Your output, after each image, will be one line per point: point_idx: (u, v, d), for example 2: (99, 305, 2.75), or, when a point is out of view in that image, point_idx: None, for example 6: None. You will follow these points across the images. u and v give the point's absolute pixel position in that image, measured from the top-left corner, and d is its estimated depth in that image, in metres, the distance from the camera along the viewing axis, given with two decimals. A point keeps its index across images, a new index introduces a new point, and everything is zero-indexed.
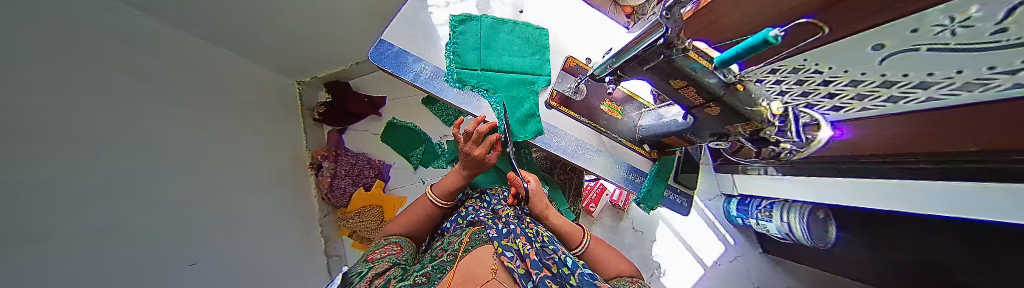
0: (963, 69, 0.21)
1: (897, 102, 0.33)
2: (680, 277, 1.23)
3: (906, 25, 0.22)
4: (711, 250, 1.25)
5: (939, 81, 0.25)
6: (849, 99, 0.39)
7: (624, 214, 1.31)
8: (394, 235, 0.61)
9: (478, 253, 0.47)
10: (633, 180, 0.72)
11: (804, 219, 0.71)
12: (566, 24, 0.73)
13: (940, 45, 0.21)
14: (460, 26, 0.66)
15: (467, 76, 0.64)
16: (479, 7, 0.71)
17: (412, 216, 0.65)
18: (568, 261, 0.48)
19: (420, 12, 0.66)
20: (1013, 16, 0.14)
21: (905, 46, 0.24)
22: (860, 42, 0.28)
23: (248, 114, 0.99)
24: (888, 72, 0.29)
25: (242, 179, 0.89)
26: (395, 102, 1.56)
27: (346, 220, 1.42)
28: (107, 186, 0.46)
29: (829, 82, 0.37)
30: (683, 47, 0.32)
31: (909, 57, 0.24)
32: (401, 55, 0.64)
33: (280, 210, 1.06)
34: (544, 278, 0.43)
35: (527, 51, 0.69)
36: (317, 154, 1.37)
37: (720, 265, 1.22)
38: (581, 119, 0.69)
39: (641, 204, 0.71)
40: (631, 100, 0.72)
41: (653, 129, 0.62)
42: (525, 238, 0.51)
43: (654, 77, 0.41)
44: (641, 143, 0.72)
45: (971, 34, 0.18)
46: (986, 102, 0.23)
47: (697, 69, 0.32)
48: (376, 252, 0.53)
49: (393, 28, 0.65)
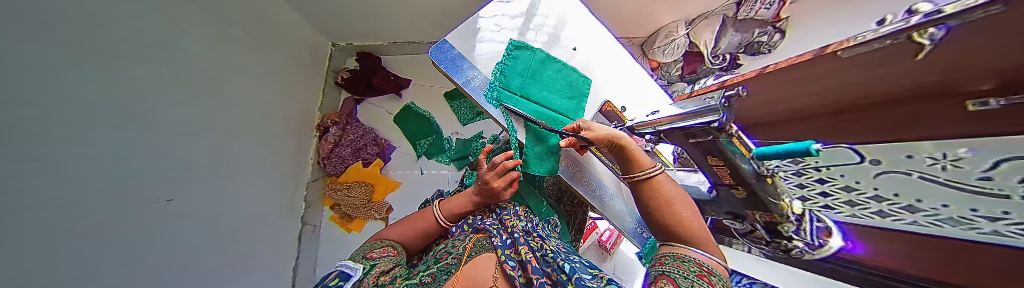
0: (947, 203, 0.22)
1: (885, 218, 0.31)
2: None
3: (902, 149, 0.23)
4: None
5: (923, 208, 0.25)
6: (840, 203, 0.37)
7: (609, 256, 1.28)
8: (390, 240, 0.60)
9: (482, 263, 0.51)
10: (641, 233, 0.71)
11: None
12: (609, 67, 0.75)
13: (932, 176, 0.22)
14: (516, 51, 0.69)
15: (504, 97, 0.66)
16: (531, 27, 0.74)
17: (412, 224, 0.63)
18: (566, 267, 0.46)
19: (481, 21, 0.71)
20: (998, 168, 0.15)
21: (901, 168, 0.25)
22: (856, 151, 0.29)
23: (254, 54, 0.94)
24: (883, 188, 0.29)
25: (226, 119, 0.83)
26: (420, 88, 1.57)
27: (334, 190, 1.38)
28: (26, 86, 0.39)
29: (824, 182, 0.37)
30: (731, 132, 0.39)
31: (906, 179, 0.25)
32: (457, 59, 0.68)
33: (257, 161, 0.99)
34: (544, 283, 0.45)
35: (566, 93, 0.71)
36: (327, 117, 1.36)
37: None
38: (605, 159, 0.71)
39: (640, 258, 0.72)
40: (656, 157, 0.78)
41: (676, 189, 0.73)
42: (528, 247, 0.52)
43: (696, 150, 0.49)
44: None
45: (960, 175, 0.19)
46: (937, 236, 0.25)
47: (737, 151, 0.40)
48: (374, 252, 0.55)
49: (455, 32, 0.71)
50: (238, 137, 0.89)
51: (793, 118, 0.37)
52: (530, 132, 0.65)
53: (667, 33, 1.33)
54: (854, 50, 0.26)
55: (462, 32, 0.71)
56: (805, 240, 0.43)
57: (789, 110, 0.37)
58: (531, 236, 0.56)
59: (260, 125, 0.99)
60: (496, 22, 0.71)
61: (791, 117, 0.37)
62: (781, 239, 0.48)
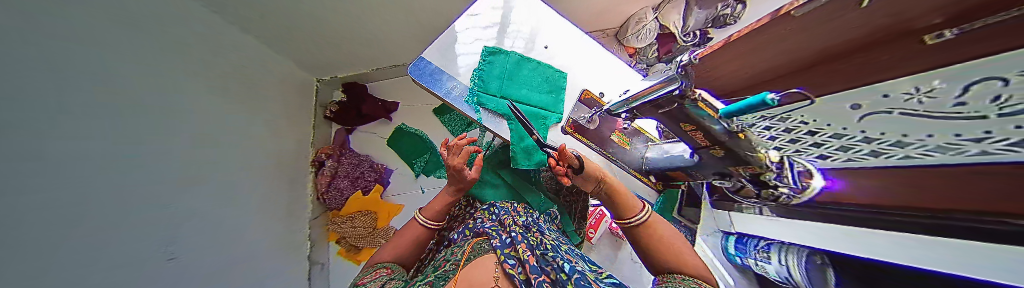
0: (932, 133, 0.23)
1: (877, 158, 0.32)
2: None
3: (880, 89, 0.24)
4: None
5: (912, 142, 0.26)
6: (833, 149, 0.38)
7: (623, 243, 1.26)
8: (385, 260, 0.58)
9: (479, 265, 0.49)
10: None
11: (805, 265, 0.49)
12: (583, 59, 0.78)
13: (910, 110, 0.23)
14: (490, 57, 0.72)
15: (486, 100, 0.68)
16: (505, 34, 0.76)
17: (403, 240, 0.61)
18: (566, 267, 0.48)
19: (454, 36, 0.73)
20: (972, 90, 0.16)
21: (881, 108, 0.26)
22: (839, 99, 0.29)
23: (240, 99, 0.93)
24: (868, 129, 0.30)
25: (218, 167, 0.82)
26: (409, 108, 1.59)
27: (336, 223, 1.34)
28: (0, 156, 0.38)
29: (814, 133, 0.38)
30: (695, 97, 0.37)
31: (886, 118, 0.26)
32: (436, 73, 0.70)
33: (255, 205, 0.96)
34: (543, 282, 0.45)
35: (545, 88, 0.73)
36: (320, 151, 1.35)
37: None
38: (592, 145, 0.72)
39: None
40: (639, 133, 0.73)
41: (658, 163, 0.65)
42: (525, 245, 0.52)
43: (666, 119, 0.46)
44: (646, 174, 0.72)
45: (936, 104, 0.20)
46: (929, 166, 0.26)
47: (706, 117, 0.38)
48: (366, 278, 0.52)
49: (432, 48, 0.72)
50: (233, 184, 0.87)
51: (776, 73, 0.37)
52: (514, 130, 0.67)
53: (638, 20, 1.33)
54: (804, 8, 0.27)
55: (438, 47, 0.72)
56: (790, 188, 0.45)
57: (770, 67, 0.37)
58: (531, 235, 0.56)
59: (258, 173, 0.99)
60: (470, 34, 0.74)
61: (771, 77, 0.38)
62: (768, 189, 0.50)
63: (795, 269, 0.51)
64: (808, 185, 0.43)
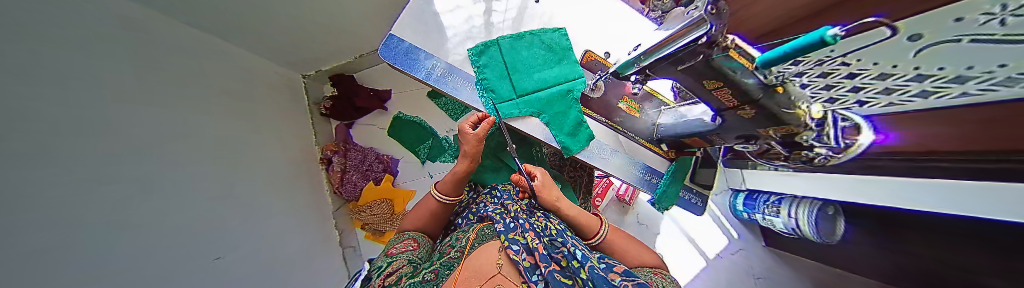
0: (1006, 63, 0.17)
1: (927, 98, 0.28)
2: (684, 276, 1.18)
3: (955, 10, 0.18)
4: (709, 242, 1.20)
5: (976, 75, 0.21)
6: (875, 93, 0.33)
7: (629, 208, 1.31)
8: (412, 231, 0.62)
9: (481, 252, 0.49)
10: (649, 180, 0.70)
11: (814, 216, 0.59)
12: (583, 17, 0.69)
13: (985, 37, 0.17)
14: (481, 58, 0.63)
15: (507, 108, 0.63)
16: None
17: (423, 212, 0.64)
18: (577, 253, 0.45)
19: (429, 4, 0.64)
20: None
21: (948, 36, 0.19)
22: (903, 26, 0.23)
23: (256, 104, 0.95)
24: (922, 65, 0.24)
25: (258, 171, 0.89)
26: (405, 96, 1.54)
27: (358, 212, 1.44)
28: (113, 177, 0.44)
29: (854, 75, 0.32)
30: (727, 44, 0.27)
31: (949, 49, 0.20)
32: (411, 51, 0.62)
33: (292, 202, 1.05)
34: (555, 272, 0.41)
35: (552, 60, 0.66)
36: (326, 149, 1.38)
37: (723, 258, 1.15)
38: (599, 118, 0.68)
39: (654, 204, 0.71)
40: (651, 97, 0.69)
41: (672, 129, 0.60)
42: (533, 232, 0.50)
43: (688, 77, 0.36)
44: (660, 143, 0.70)
45: (1018, 25, 0.14)
46: (993, 101, 0.22)
47: (737, 70, 0.28)
48: (394, 247, 0.54)
49: (407, 20, 0.63)
50: (273, 186, 0.95)
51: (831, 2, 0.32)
52: (549, 120, 0.64)
53: None
54: None
55: (412, 21, 0.63)
56: (833, 145, 0.35)
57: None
58: (534, 222, 0.55)
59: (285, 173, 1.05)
60: (451, 1, 0.65)
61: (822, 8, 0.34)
62: (802, 150, 0.41)
63: (803, 221, 0.61)
64: (854, 142, 0.37)
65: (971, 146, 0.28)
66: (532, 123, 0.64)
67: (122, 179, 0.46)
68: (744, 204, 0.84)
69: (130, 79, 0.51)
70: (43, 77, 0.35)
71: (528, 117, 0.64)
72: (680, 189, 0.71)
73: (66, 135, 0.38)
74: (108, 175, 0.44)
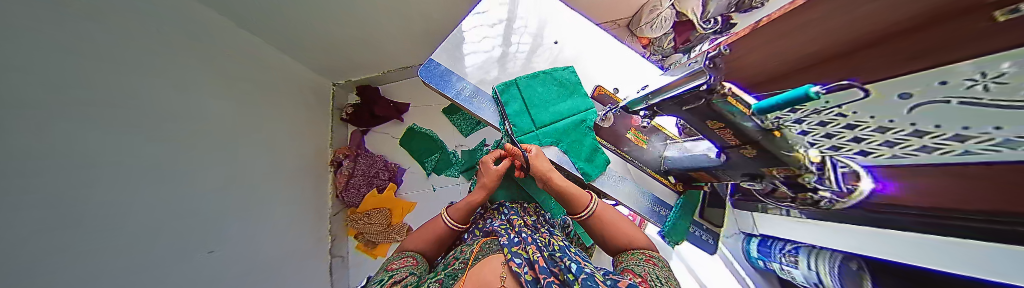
0: (1002, 126, 0.18)
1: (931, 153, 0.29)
2: None
3: (934, 76, 0.19)
4: None
5: (975, 135, 0.22)
6: (879, 145, 0.34)
7: None
8: (412, 250, 0.58)
9: (489, 266, 0.44)
10: (657, 211, 0.68)
11: (834, 271, 0.54)
12: (595, 56, 0.75)
13: (976, 99, 0.18)
14: (502, 95, 0.68)
15: (528, 139, 0.67)
16: (518, 35, 0.75)
17: (430, 231, 0.62)
18: (573, 267, 0.42)
19: (461, 35, 0.72)
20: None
21: (935, 97, 0.21)
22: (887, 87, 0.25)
23: (269, 103, 0.98)
24: (920, 121, 0.25)
25: (255, 168, 0.87)
26: (419, 109, 1.61)
27: (355, 220, 1.39)
28: (61, 160, 0.40)
29: (856, 126, 0.33)
30: (724, 92, 0.30)
31: (939, 109, 0.21)
32: (445, 74, 0.69)
33: (288, 204, 1.02)
34: (553, 284, 0.39)
35: (565, 94, 0.70)
36: (339, 152, 1.39)
37: None
38: (605, 144, 0.69)
39: (664, 238, 0.68)
40: (657, 131, 0.69)
41: (681, 162, 0.60)
42: (535, 246, 0.48)
43: (691, 117, 0.39)
44: (666, 174, 0.68)
45: (1004, 91, 0.15)
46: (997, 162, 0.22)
47: (735, 113, 0.30)
48: (394, 263, 0.52)
49: (442, 51, 0.71)
50: (267, 185, 0.92)
51: (820, 56, 0.31)
52: (566, 149, 0.67)
53: (653, 8, 1.26)
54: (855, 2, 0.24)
55: (444, 53, 0.71)
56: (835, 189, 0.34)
57: (817, 47, 0.31)
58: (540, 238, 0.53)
59: (288, 172, 1.04)
60: (479, 33, 0.73)
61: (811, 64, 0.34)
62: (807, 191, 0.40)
63: (824, 274, 0.56)
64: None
65: (970, 203, 0.28)
66: (550, 151, 0.68)
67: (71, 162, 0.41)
68: (760, 250, 0.79)
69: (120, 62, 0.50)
70: None
71: (547, 146, 0.68)
72: (690, 223, 0.68)
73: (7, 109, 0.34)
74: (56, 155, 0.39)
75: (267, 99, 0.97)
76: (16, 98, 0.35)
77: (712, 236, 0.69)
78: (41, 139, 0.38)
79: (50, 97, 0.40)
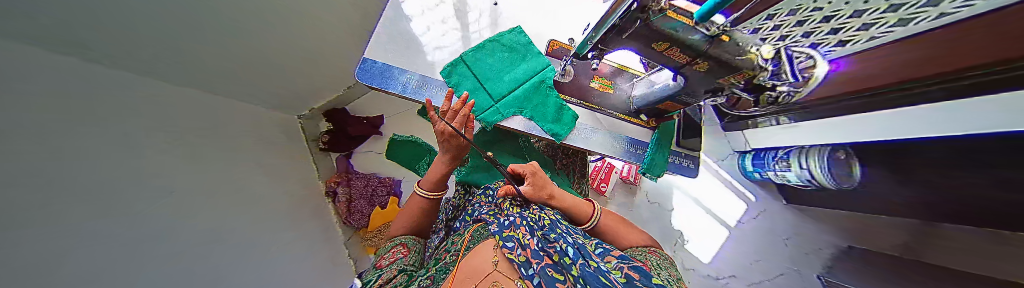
0: None
1: (914, 23, 0.27)
2: (704, 243, 1.18)
3: None
4: (731, 209, 1.20)
5: None
6: (856, 31, 0.31)
7: (636, 189, 1.28)
8: (404, 235, 0.49)
9: (474, 255, 0.32)
10: (634, 151, 0.67)
11: (825, 158, 0.59)
12: (532, 22, 0.75)
13: None
14: (450, 76, 0.61)
15: (489, 115, 0.61)
16: (456, 13, 0.69)
17: (410, 213, 0.51)
18: (569, 249, 0.28)
19: (402, 23, 0.63)
20: None
21: None
22: None
23: (264, 149, 0.89)
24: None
25: (286, 217, 0.83)
26: (398, 118, 1.56)
27: (370, 239, 1.29)
28: (183, 247, 0.42)
29: (828, 17, 0.29)
30: (660, 7, 0.29)
31: None
32: (388, 71, 0.60)
33: (316, 247, 0.95)
34: (546, 270, 0.26)
35: (516, 58, 0.66)
36: (328, 181, 1.26)
37: (744, 224, 1.17)
38: (574, 100, 0.68)
39: (644, 174, 0.67)
40: (621, 72, 0.70)
41: (644, 98, 0.61)
42: (529, 226, 0.34)
43: (640, 45, 0.37)
44: (637, 113, 0.69)
45: None
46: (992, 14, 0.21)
47: (679, 28, 0.30)
48: (382, 258, 0.41)
49: (376, 45, 0.60)
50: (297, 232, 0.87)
51: None
52: (532, 116, 0.63)
53: None
54: None
55: (377, 48, 0.60)
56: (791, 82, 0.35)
57: None
58: (524, 206, 0.42)
59: (304, 213, 1.00)
60: (423, 18, 0.65)
61: None
62: (766, 92, 0.41)
63: (817, 165, 0.60)
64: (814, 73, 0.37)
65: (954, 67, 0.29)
66: (515, 121, 0.63)
67: (184, 241, 0.42)
68: (755, 164, 0.82)
69: (158, 138, 0.47)
70: (88, 145, 0.31)
71: (512, 117, 0.63)
72: (666, 153, 0.68)
73: (133, 205, 0.35)
74: (174, 235, 0.41)
75: (261, 145, 0.89)
76: (135, 191, 0.36)
77: (690, 161, 0.70)
78: (161, 225, 0.39)
79: (147, 182, 0.39)
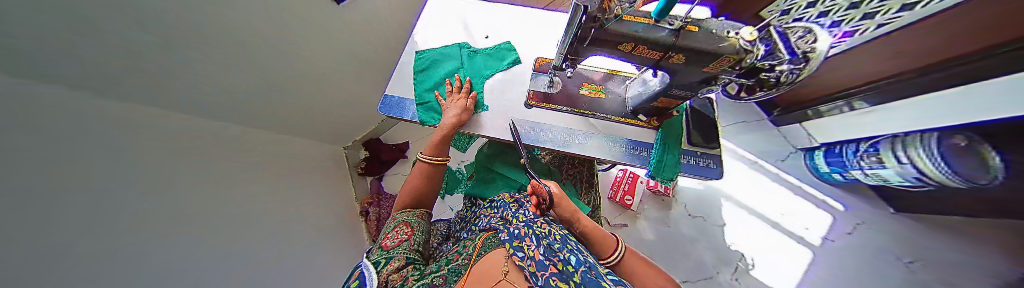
0: None
1: None
2: (778, 267, 0.94)
3: None
4: (811, 222, 0.98)
5: None
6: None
7: (672, 201, 1.11)
8: (409, 209, 0.50)
9: (483, 260, 0.28)
10: (639, 154, 0.59)
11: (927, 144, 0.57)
12: (524, 32, 0.77)
13: None
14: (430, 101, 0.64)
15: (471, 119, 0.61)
16: (459, 39, 0.74)
17: (414, 185, 0.51)
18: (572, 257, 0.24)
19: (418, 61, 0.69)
20: None
21: None
22: None
23: (314, 181, 1.01)
24: None
25: (323, 245, 0.89)
26: None
27: None
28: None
29: None
30: (615, 12, 0.31)
31: None
32: (402, 102, 0.64)
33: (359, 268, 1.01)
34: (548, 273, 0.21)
35: (471, 66, 0.69)
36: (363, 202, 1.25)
37: (833, 241, 0.92)
38: (564, 108, 0.63)
39: (653, 179, 0.57)
40: (614, 76, 0.67)
41: (640, 98, 0.55)
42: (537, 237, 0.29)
43: (609, 49, 0.38)
44: (636, 114, 0.62)
45: None
46: None
47: (641, 28, 0.31)
48: (387, 238, 0.39)
49: (394, 83, 0.66)
50: (338, 257, 0.93)
51: None
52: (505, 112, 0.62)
53: None
54: None
55: (395, 87, 0.66)
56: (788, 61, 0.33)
57: None
58: (533, 218, 0.37)
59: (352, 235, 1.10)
60: (439, 54, 0.70)
61: None
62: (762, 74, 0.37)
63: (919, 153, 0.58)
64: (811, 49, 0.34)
65: None
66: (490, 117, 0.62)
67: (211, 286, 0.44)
68: (831, 162, 0.87)
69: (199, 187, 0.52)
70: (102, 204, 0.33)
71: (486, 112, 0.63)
72: (679, 154, 0.58)
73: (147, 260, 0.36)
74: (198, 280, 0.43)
75: (313, 178, 1.02)
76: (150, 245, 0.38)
77: (710, 160, 0.59)
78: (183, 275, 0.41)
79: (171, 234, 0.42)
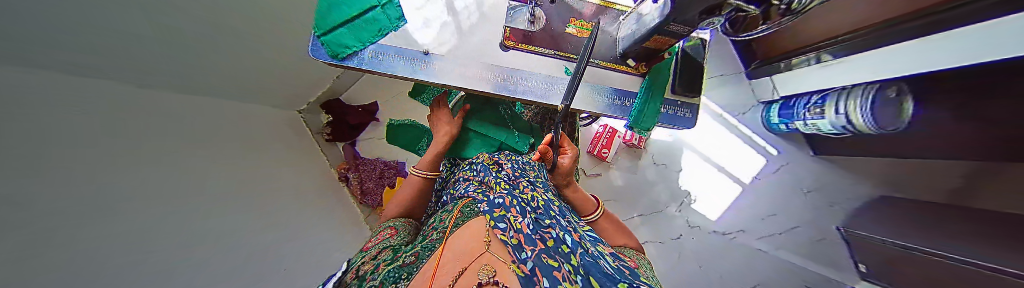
0: None
1: None
2: (714, 200, 1.17)
3: None
4: (748, 165, 1.18)
5: None
6: None
7: (642, 152, 1.23)
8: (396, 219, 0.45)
9: (461, 233, 0.26)
10: (620, 104, 0.58)
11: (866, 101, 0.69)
12: None
13: None
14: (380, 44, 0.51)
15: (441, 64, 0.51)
16: None
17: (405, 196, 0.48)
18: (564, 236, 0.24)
19: None
20: None
21: None
22: None
23: (287, 146, 0.93)
24: None
25: (317, 208, 0.89)
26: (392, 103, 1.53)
27: None
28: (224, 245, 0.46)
29: None
30: None
31: None
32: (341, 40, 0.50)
33: (352, 227, 1.06)
34: (536, 255, 0.19)
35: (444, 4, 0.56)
36: (340, 167, 1.20)
37: (760, 179, 1.16)
38: (547, 52, 0.57)
39: (629, 129, 0.59)
40: (606, 9, 0.61)
41: (631, 37, 0.52)
42: (521, 207, 0.28)
43: None
44: (624, 58, 0.59)
45: None
46: None
47: None
48: (370, 240, 0.35)
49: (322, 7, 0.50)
50: (330, 217, 0.95)
51: None
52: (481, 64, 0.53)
53: None
54: None
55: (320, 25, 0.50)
56: None
57: None
58: (514, 182, 0.38)
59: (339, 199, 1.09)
60: None
61: None
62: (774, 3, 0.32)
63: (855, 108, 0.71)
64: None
65: None
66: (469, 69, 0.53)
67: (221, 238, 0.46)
68: (785, 115, 1.00)
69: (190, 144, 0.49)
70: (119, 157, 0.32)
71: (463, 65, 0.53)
72: (659, 103, 0.59)
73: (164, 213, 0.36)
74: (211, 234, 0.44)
75: (284, 142, 0.93)
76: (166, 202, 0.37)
77: (686, 110, 0.61)
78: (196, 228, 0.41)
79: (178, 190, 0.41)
